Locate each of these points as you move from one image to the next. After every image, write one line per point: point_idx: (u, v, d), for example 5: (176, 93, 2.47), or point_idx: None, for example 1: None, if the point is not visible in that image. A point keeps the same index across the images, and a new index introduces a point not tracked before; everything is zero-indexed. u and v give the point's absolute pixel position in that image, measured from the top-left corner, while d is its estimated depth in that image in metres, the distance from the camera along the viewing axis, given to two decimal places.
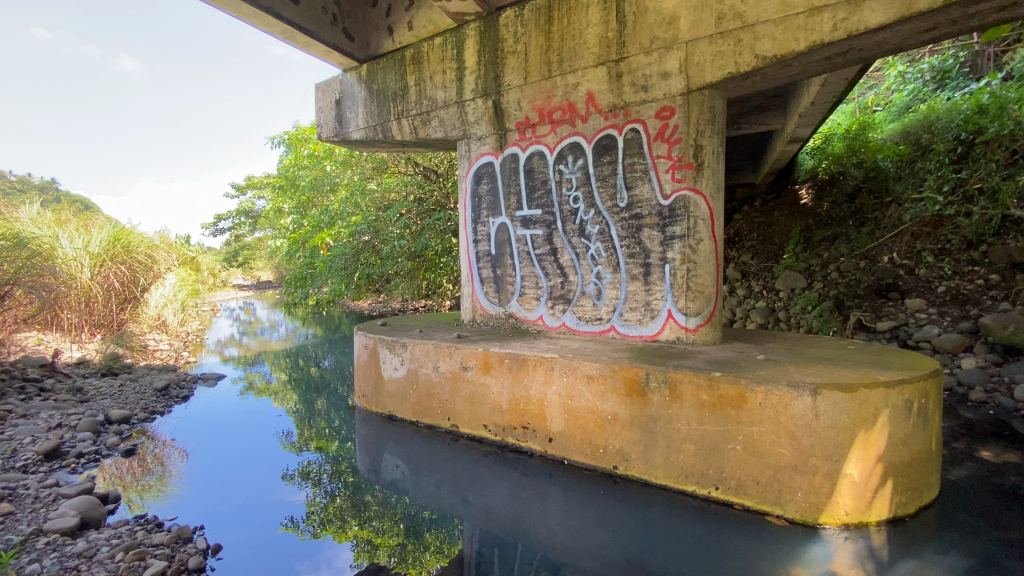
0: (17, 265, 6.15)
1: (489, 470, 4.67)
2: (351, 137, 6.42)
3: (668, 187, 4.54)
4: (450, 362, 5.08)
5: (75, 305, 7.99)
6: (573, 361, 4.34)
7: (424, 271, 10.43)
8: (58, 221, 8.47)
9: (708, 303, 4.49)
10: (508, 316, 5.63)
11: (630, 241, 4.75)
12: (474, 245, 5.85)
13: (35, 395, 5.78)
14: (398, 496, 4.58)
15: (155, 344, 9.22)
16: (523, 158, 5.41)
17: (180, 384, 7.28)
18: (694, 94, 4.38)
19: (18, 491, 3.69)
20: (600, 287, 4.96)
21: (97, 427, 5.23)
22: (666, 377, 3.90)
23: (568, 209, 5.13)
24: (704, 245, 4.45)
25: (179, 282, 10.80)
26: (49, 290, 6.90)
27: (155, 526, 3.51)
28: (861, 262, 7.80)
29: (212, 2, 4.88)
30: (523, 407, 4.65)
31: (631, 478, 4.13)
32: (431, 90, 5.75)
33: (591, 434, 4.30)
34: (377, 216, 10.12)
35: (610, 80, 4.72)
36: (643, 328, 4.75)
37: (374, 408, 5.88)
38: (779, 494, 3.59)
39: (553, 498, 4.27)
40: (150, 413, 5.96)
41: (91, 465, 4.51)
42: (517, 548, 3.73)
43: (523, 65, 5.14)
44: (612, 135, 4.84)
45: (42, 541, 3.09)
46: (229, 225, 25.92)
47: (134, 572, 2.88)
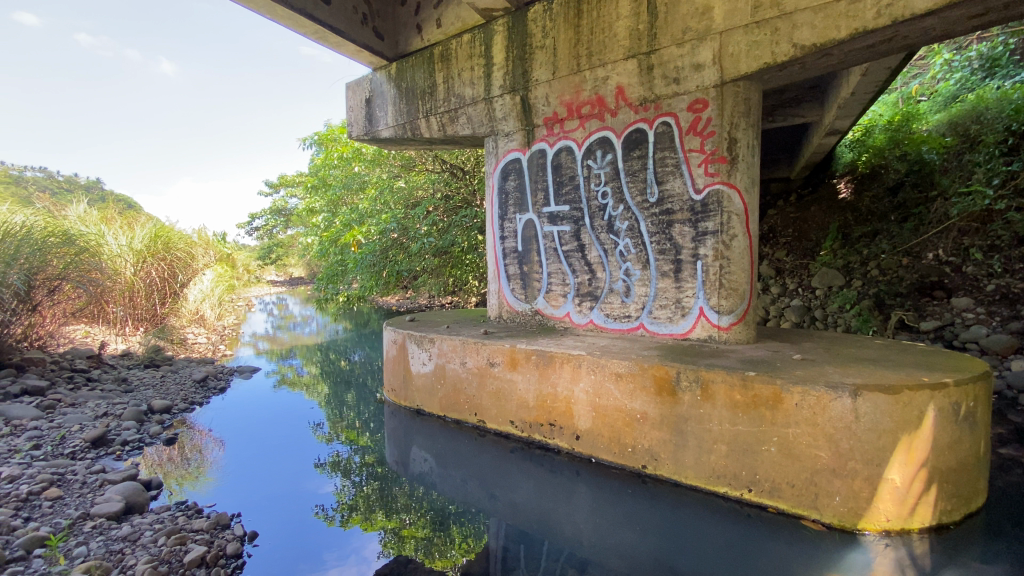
0: (66, 261, 6.44)
1: (516, 465, 4.67)
2: (381, 135, 6.49)
3: (699, 181, 4.44)
4: (477, 357, 5.10)
5: (119, 299, 8.35)
6: (601, 358, 4.29)
7: (450, 268, 10.48)
8: (104, 220, 8.85)
9: (742, 301, 4.37)
10: (535, 312, 5.61)
11: (660, 237, 4.67)
12: (501, 241, 5.84)
13: (83, 385, 6.06)
14: (425, 489, 4.63)
15: (194, 338, 9.59)
16: (551, 153, 5.36)
17: (217, 376, 7.53)
18: (728, 86, 4.25)
19: (66, 477, 3.87)
20: (629, 284, 4.89)
21: (140, 416, 5.45)
22: (698, 376, 3.82)
23: (596, 205, 5.07)
24: (738, 241, 4.33)
25: (215, 278, 11.18)
26: (95, 285, 7.21)
27: (195, 512, 3.64)
28: (904, 259, 7.46)
29: (247, 5, 4.99)
30: (551, 403, 4.63)
31: (661, 478, 4.06)
32: (459, 87, 5.76)
33: (620, 433, 4.25)
34: (405, 213, 10.24)
35: (641, 73, 4.63)
36: (673, 325, 4.66)
37: (403, 402, 5.95)
38: (815, 498, 3.47)
39: (580, 496, 4.24)
40: (189, 404, 6.18)
41: (135, 452, 4.69)
42: (542, 544, 3.72)
43: (552, 60, 5.10)
44: (642, 129, 4.75)
45: (89, 524, 3.24)
46: (263, 223, 26.71)
47: (176, 556, 2.99)
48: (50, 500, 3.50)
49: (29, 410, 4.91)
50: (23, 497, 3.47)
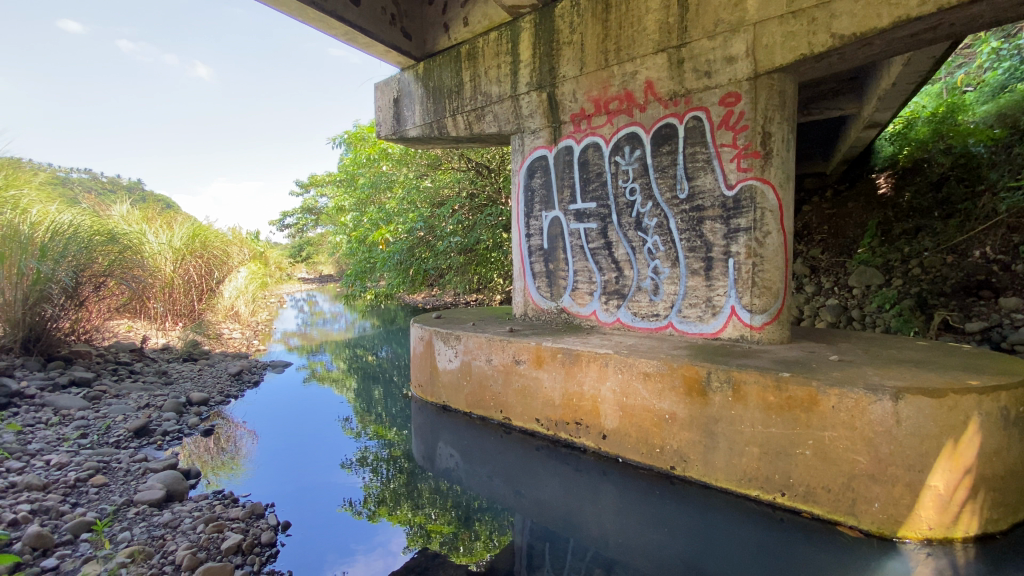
0: (111, 258, 6.73)
1: (542, 463, 4.67)
2: (408, 134, 6.56)
3: (731, 177, 4.34)
4: (503, 355, 5.11)
5: (160, 296, 8.68)
6: (628, 358, 4.24)
7: (475, 266, 10.53)
8: (145, 219, 9.21)
9: (776, 300, 4.26)
10: (560, 310, 5.58)
11: (691, 234, 4.58)
12: (526, 238, 5.83)
13: (126, 376, 6.32)
14: (451, 484, 4.66)
15: (229, 333, 9.91)
16: (577, 150, 5.32)
17: (251, 370, 7.76)
18: (762, 79, 4.14)
19: (112, 465, 4.05)
20: (657, 282, 4.81)
21: (180, 408, 5.66)
22: (730, 376, 3.73)
23: (624, 202, 5.01)
24: (772, 239, 4.22)
25: (249, 275, 11.53)
26: (137, 282, 7.52)
27: (231, 501, 3.75)
28: (948, 256, 7.13)
29: (280, 9, 5.11)
30: (577, 402, 4.60)
31: (690, 480, 3.99)
32: (485, 85, 5.77)
33: (647, 433, 4.19)
34: (431, 212, 10.33)
35: (670, 67, 4.55)
36: (703, 325, 4.57)
37: (430, 398, 6.00)
38: (852, 504, 3.35)
39: (606, 496, 4.20)
40: (225, 397, 6.38)
41: (175, 442, 4.87)
42: (568, 543, 3.70)
43: (580, 55, 5.05)
44: (672, 124, 4.67)
45: (132, 511, 3.38)
46: (294, 221, 27.44)
47: (214, 543, 3.10)
48: (96, 486, 3.66)
49: (76, 400, 5.14)
50: (71, 483, 3.63)
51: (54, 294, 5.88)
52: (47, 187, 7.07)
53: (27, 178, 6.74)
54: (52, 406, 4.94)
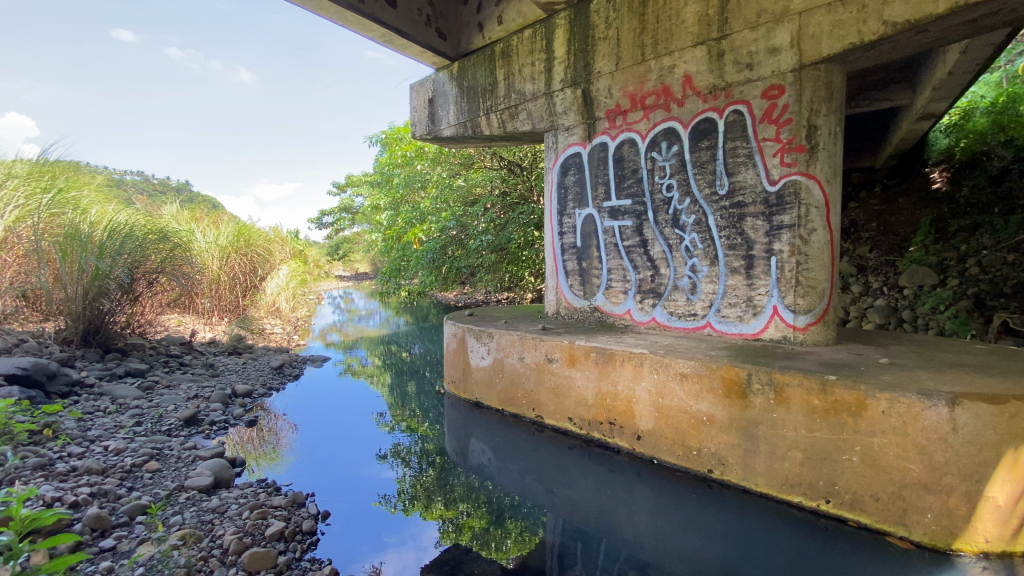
0: (163, 256, 7.07)
1: (575, 463, 4.65)
2: (443, 133, 6.62)
3: (774, 172, 4.21)
4: (536, 353, 5.10)
5: (207, 292, 9.08)
6: (665, 358, 4.17)
7: (507, 264, 10.58)
8: (194, 218, 9.65)
9: (821, 300, 4.09)
10: (594, 309, 5.53)
11: (731, 232, 4.45)
12: (559, 236, 5.80)
13: (177, 368, 6.64)
14: (483, 479, 4.69)
15: (271, 328, 10.29)
16: (612, 147, 5.25)
17: (292, 364, 8.03)
18: (808, 70, 3.99)
19: (164, 452, 4.26)
20: (695, 281, 4.70)
21: (226, 399, 5.91)
22: (771, 378, 3.62)
23: (661, 199, 4.91)
24: (818, 236, 4.06)
25: (289, 273, 11.92)
26: (186, 278, 7.87)
27: (274, 490, 3.89)
28: (1010, 255, 6.69)
29: (320, 13, 5.25)
30: (611, 402, 4.55)
31: (728, 484, 3.89)
32: (519, 83, 5.76)
33: (684, 435, 4.10)
34: (463, 211, 10.42)
35: (710, 60, 4.44)
36: (743, 325, 4.44)
37: (463, 394, 6.06)
38: (903, 514, 3.19)
39: (641, 498, 4.15)
40: (268, 389, 6.62)
41: (221, 432, 5.08)
42: (600, 543, 3.67)
43: (615, 50, 4.99)
44: (711, 118, 4.55)
45: (183, 496, 3.55)
46: (332, 220, 28.23)
47: (259, 529, 3.22)
48: (150, 472, 3.86)
49: (132, 390, 5.43)
50: (128, 468, 3.84)
51: (111, 289, 6.19)
52: (104, 189, 7.50)
53: (87, 181, 7.16)
54: (110, 395, 5.23)
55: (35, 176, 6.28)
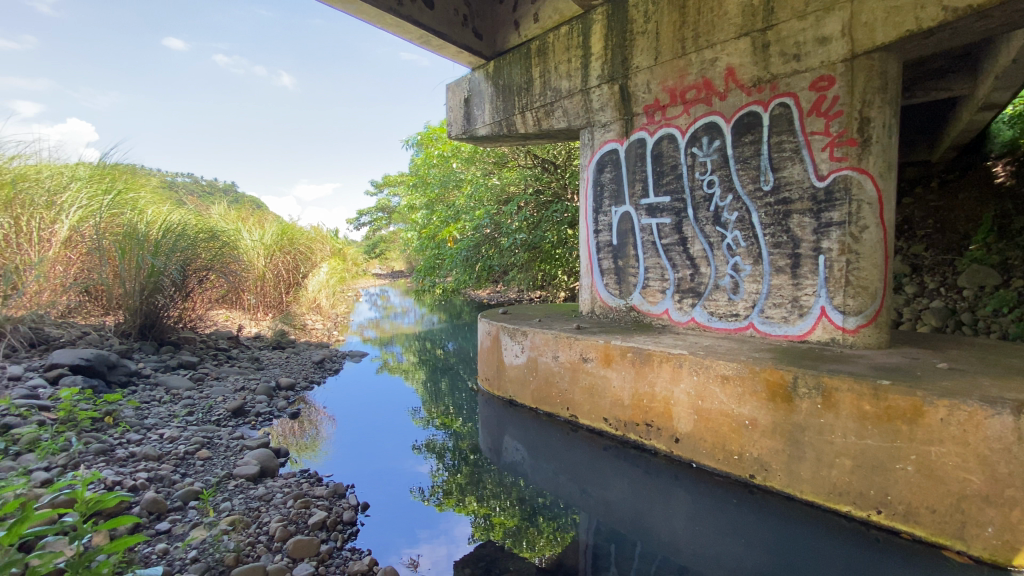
0: (212, 254, 7.41)
1: (610, 464, 4.59)
2: (478, 133, 6.66)
3: (822, 167, 4.05)
4: (570, 352, 5.08)
5: (253, 288, 9.46)
6: (705, 359, 4.07)
7: (540, 262, 10.61)
8: (241, 218, 10.06)
9: (873, 301, 3.91)
10: (630, 308, 5.45)
11: (776, 229, 4.30)
12: (595, 234, 5.74)
13: (225, 361, 6.94)
14: (516, 477, 4.69)
15: (312, 324, 10.63)
16: (650, 142, 5.16)
17: (332, 359, 8.28)
18: (860, 59, 3.82)
19: (214, 440, 4.46)
20: (737, 280, 4.56)
21: (270, 391, 6.14)
22: (819, 382, 3.48)
23: (701, 195, 4.79)
24: (870, 234, 3.87)
25: (329, 270, 12.28)
26: (233, 276, 8.22)
27: (316, 480, 4.02)
28: None
29: (360, 17, 5.37)
30: (648, 403, 4.48)
31: (771, 490, 3.77)
32: (555, 80, 5.72)
33: (725, 438, 3.99)
34: (497, 210, 10.46)
35: (754, 51, 4.30)
36: (788, 326, 4.29)
37: (497, 391, 6.08)
38: (961, 527, 3.01)
39: (678, 502, 4.06)
40: (309, 383, 6.85)
41: (266, 423, 5.28)
42: (635, 546, 3.61)
43: (654, 44, 4.90)
44: (755, 112, 4.41)
45: (232, 483, 3.71)
46: (370, 219, 28.93)
47: (302, 517, 3.33)
48: (201, 459, 4.05)
49: (184, 381, 5.71)
50: (181, 455, 4.04)
51: (165, 285, 6.51)
52: (159, 190, 7.91)
53: (143, 182, 7.57)
54: (165, 385, 5.51)
55: (97, 179, 6.73)
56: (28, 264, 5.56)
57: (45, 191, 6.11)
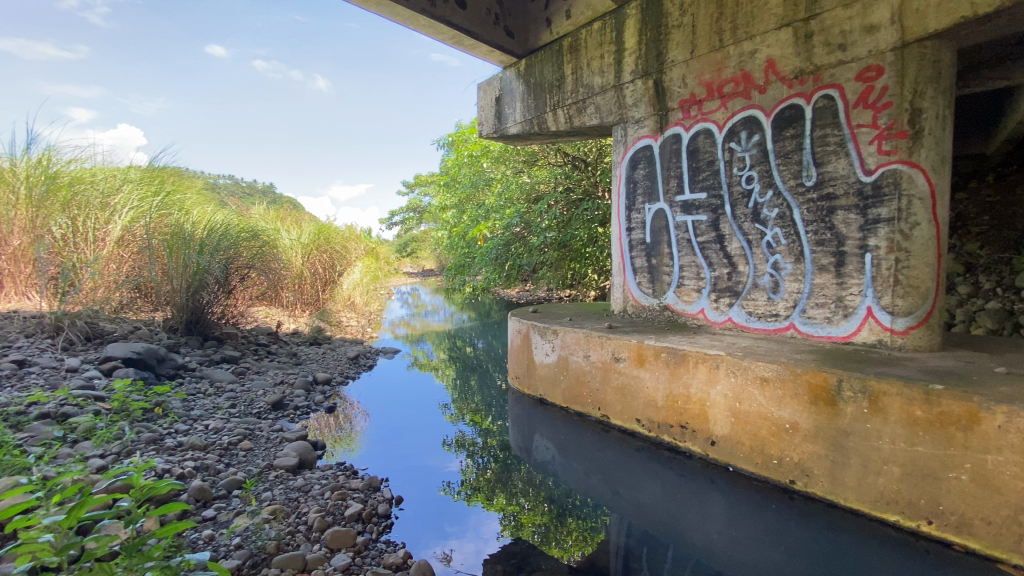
0: (253, 253, 7.68)
1: (643, 466, 4.53)
2: (510, 131, 6.67)
3: (869, 161, 3.88)
4: (602, 352, 5.03)
5: (291, 286, 9.76)
6: (743, 360, 3.96)
7: (570, 261, 10.66)
8: (279, 218, 10.39)
9: (925, 301, 3.72)
10: (663, 308, 5.35)
11: (819, 226, 4.15)
12: (627, 232, 5.67)
13: (265, 356, 7.19)
14: (547, 476, 4.68)
15: (346, 321, 10.89)
16: (686, 138, 5.05)
17: (366, 355, 8.48)
18: (911, 48, 3.64)
19: (256, 432, 4.63)
20: (777, 279, 4.42)
21: (308, 385, 6.33)
22: (866, 386, 3.34)
23: (739, 192, 4.66)
24: (922, 230, 3.69)
25: (363, 269, 12.54)
26: (272, 274, 8.50)
27: (352, 473, 4.11)
28: None
29: (394, 19, 5.45)
30: (682, 404, 4.39)
31: (812, 496, 3.64)
32: (588, 77, 5.67)
33: (763, 442, 3.88)
34: (528, 208, 10.45)
35: (796, 42, 4.15)
36: (831, 327, 4.13)
37: (527, 390, 6.08)
38: (1019, 541, 2.85)
39: (713, 506, 3.97)
40: (344, 378, 7.02)
41: (304, 416, 5.44)
42: (668, 549, 3.55)
43: (690, 38, 4.80)
44: (797, 105, 4.26)
45: (273, 474, 3.84)
46: (402, 219, 29.44)
47: (339, 509, 3.42)
48: (244, 450, 4.20)
49: (227, 374, 5.94)
50: (225, 446, 4.20)
51: (209, 283, 6.75)
52: (203, 192, 8.25)
53: (189, 185, 7.91)
54: (209, 378, 5.75)
55: (147, 181, 7.06)
56: (84, 262, 5.86)
57: (101, 193, 6.47)
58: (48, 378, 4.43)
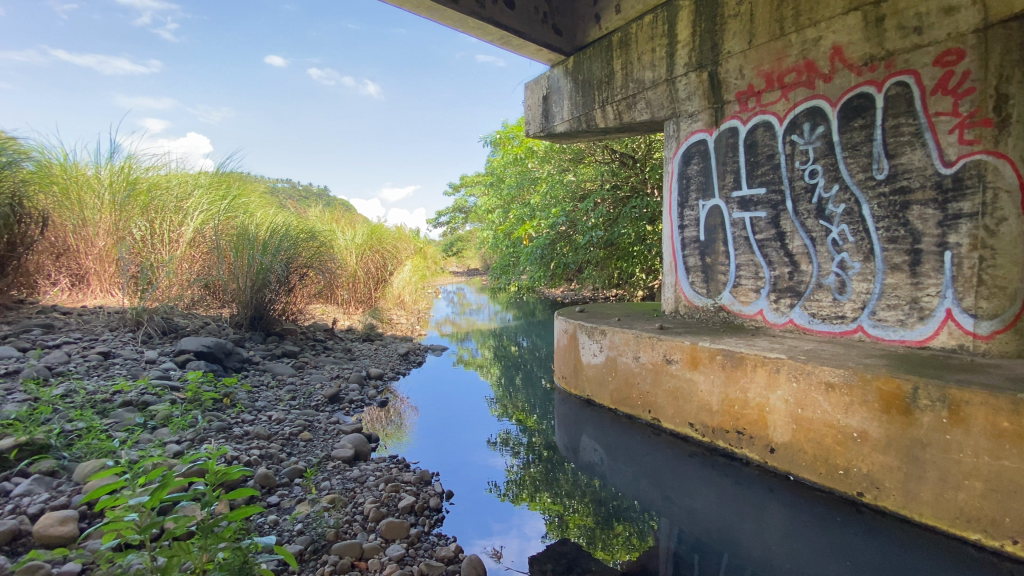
0: (311, 253, 8.05)
1: (695, 471, 4.40)
2: (557, 130, 6.63)
3: (949, 152, 3.61)
4: (653, 353, 4.93)
5: (345, 285, 10.16)
6: (807, 365, 3.77)
7: (616, 260, 10.55)
8: (334, 219, 10.82)
9: (1013, 303, 3.42)
10: (718, 308, 5.18)
11: (891, 223, 3.90)
12: (680, 230, 5.52)
13: (321, 351, 7.52)
14: (595, 477, 4.63)
15: (396, 318, 11.20)
16: (743, 132, 4.87)
17: (416, 352, 8.70)
18: (995, 29, 3.39)
19: (314, 423, 4.85)
20: (844, 279, 4.18)
21: (362, 380, 6.56)
22: (945, 394, 3.11)
23: (802, 187, 4.44)
24: (1010, 226, 3.40)
25: (411, 268, 12.86)
26: (328, 272, 8.86)
27: (404, 466, 4.24)
28: None
29: (444, 22, 5.54)
30: (739, 409, 4.24)
31: (882, 510, 3.43)
32: (638, 71, 5.55)
33: (828, 451, 3.68)
34: (574, 207, 10.37)
35: (866, 27, 3.91)
36: (905, 330, 3.86)
37: (574, 390, 6.04)
38: None
39: (772, 516, 3.81)
40: (396, 373, 7.24)
41: (358, 409, 5.65)
42: (722, 559, 3.43)
43: (748, 27, 4.62)
44: (867, 94, 4.01)
45: (331, 464, 4.02)
46: (448, 219, 29.97)
47: (393, 500, 3.53)
48: (304, 440, 4.41)
49: (287, 368, 6.25)
50: (287, 436, 4.43)
51: (271, 281, 7.12)
52: (265, 196, 8.71)
53: (252, 188, 8.37)
54: (271, 371, 6.07)
55: (215, 186, 7.55)
56: (160, 262, 6.38)
57: (175, 198, 6.96)
58: (130, 369, 4.81)
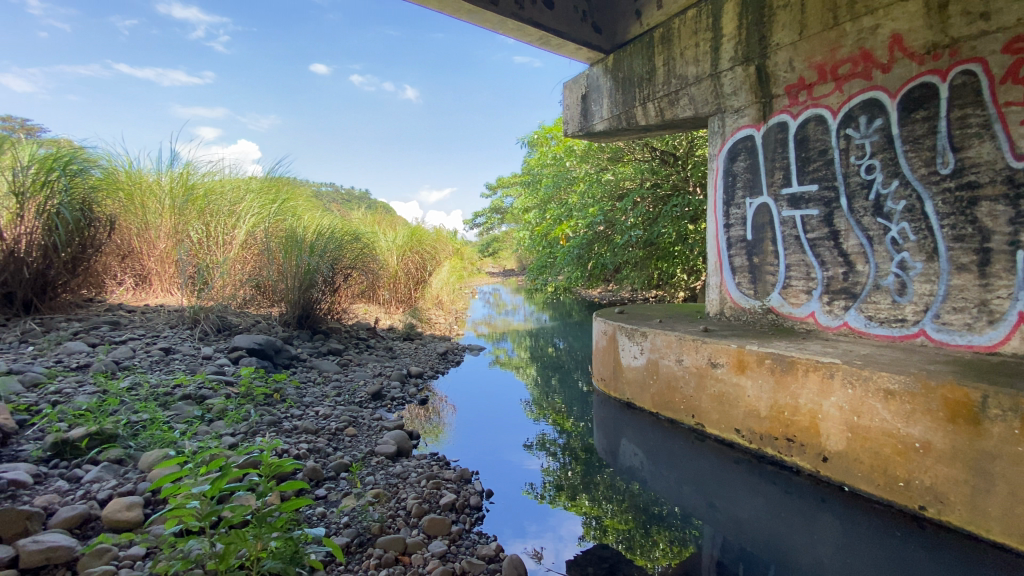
0: (355, 254, 8.31)
1: (741, 479, 4.26)
2: (596, 129, 6.57)
3: (1022, 144, 3.36)
4: (696, 356, 4.81)
5: (387, 285, 10.42)
6: (863, 370, 3.59)
7: (656, 260, 10.36)
8: (376, 221, 11.11)
9: None
10: (766, 310, 5.00)
11: (957, 220, 3.66)
12: (725, 229, 5.36)
13: (364, 349, 7.74)
14: (635, 482, 4.56)
15: (435, 318, 11.39)
16: (793, 126, 4.69)
17: (454, 351, 8.82)
18: None
19: (359, 419, 4.99)
20: (904, 280, 3.95)
21: (403, 378, 6.71)
22: (1019, 404, 2.89)
23: (858, 183, 4.23)
24: None
25: (449, 268, 13.05)
26: (370, 273, 9.11)
27: (445, 463, 4.30)
28: None
29: (483, 24, 5.58)
30: (789, 415, 4.08)
31: (946, 525, 3.23)
32: (681, 67, 5.43)
33: (887, 461, 3.49)
34: (612, 206, 10.26)
35: (928, 13, 3.70)
36: (972, 335, 3.60)
37: (614, 392, 5.97)
38: None
39: (824, 528, 3.64)
40: (435, 373, 7.37)
41: (400, 407, 5.79)
42: (769, 570, 3.30)
43: (798, 18, 4.45)
44: (930, 84, 3.78)
45: (375, 459, 4.13)
46: (484, 220, 30.22)
47: (435, 496, 3.59)
48: (349, 436, 4.54)
49: (332, 365, 6.46)
50: (333, 431, 4.57)
51: (317, 281, 7.38)
52: (311, 199, 9.06)
53: (299, 193, 8.74)
54: (317, 368, 6.29)
55: (265, 190, 7.94)
56: (215, 263, 6.75)
57: (228, 202, 7.37)
58: (188, 363, 5.10)
